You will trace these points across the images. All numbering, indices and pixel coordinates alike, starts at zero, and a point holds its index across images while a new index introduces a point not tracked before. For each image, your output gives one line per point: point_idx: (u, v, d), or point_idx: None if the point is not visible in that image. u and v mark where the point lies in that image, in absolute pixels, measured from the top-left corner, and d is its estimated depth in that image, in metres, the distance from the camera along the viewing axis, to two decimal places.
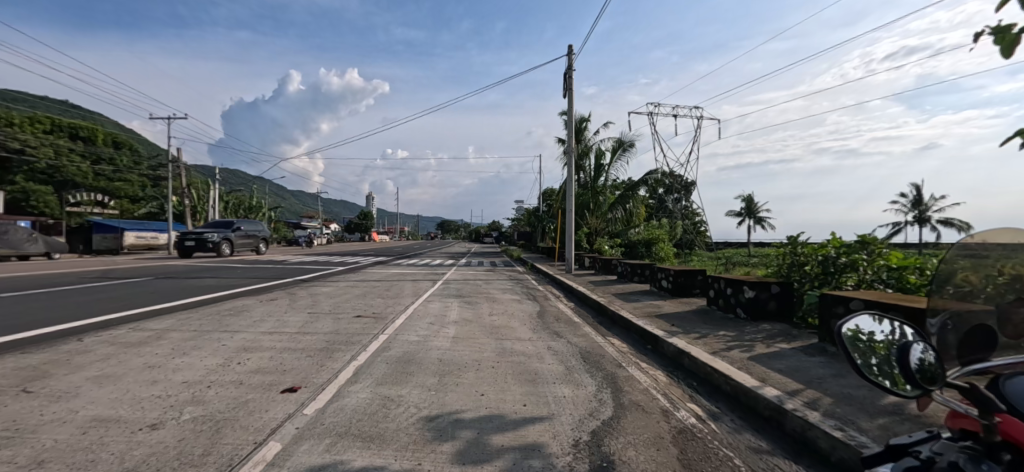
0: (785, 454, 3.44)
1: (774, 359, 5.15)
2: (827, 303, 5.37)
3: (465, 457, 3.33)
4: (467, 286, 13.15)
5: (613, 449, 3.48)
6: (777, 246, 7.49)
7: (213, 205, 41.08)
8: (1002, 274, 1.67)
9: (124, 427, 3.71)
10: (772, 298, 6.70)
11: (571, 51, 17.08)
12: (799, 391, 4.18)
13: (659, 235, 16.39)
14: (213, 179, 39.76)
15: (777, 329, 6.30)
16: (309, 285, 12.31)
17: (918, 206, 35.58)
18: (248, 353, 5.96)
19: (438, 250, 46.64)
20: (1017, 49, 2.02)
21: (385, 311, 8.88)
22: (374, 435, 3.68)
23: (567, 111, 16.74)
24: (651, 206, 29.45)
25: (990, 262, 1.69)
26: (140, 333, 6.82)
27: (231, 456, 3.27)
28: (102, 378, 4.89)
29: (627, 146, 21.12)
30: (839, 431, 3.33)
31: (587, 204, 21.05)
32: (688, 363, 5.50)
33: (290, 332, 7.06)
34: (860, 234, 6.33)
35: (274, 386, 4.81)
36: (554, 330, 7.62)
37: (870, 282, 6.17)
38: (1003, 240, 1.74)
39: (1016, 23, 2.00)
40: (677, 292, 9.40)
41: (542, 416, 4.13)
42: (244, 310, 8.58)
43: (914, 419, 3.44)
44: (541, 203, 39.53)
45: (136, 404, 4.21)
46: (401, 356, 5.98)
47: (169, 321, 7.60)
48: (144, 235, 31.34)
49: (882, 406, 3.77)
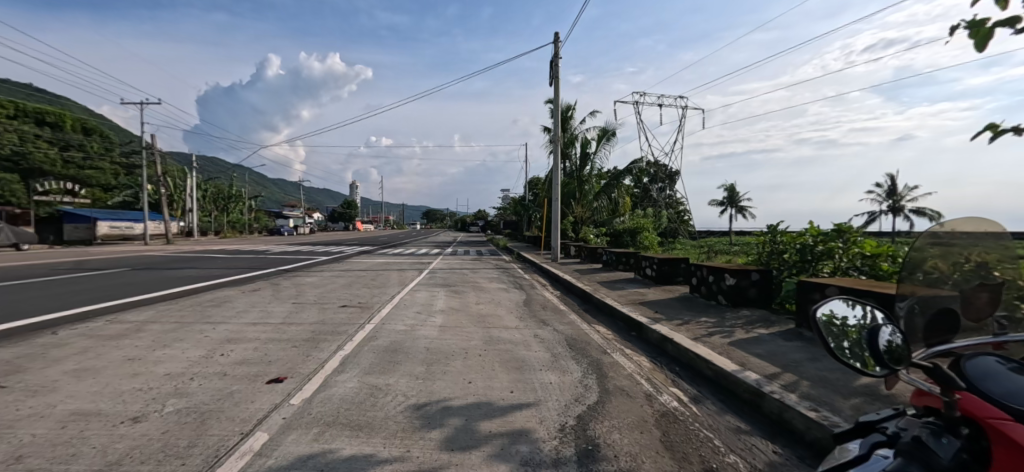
0: (763, 433, 3.60)
1: (753, 344, 5.31)
2: (804, 290, 5.55)
3: (454, 443, 3.40)
4: (453, 276, 13.08)
5: (598, 432, 3.59)
6: (758, 234, 7.68)
7: (191, 193, 40.08)
8: (968, 262, 1.82)
9: (104, 421, 3.67)
10: (753, 285, 6.84)
11: (558, 38, 16.90)
12: (776, 375, 4.34)
13: (644, 224, 16.53)
14: (189, 167, 38.73)
15: (757, 315, 6.47)
16: (292, 276, 12.12)
17: (894, 195, 36.32)
18: (232, 345, 5.90)
19: (410, 246, 30.07)
20: (990, 42, 2.14)
21: (370, 301, 8.77)
22: (363, 424, 3.72)
23: (554, 99, 16.66)
24: (636, 195, 29.94)
25: (959, 251, 1.83)
26: (117, 325, 6.69)
27: (218, 447, 3.27)
28: (81, 371, 4.82)
29: (612, 134, 21.17)
30: (814, 411, 3.49)
31: (573, 193, 21.37)
32: (671, 348, 5.63)
33: (275, 323, 6.98)
34: (837, 223, 6.49)
35: (259, 377, 4.80)
36: (541, 318, 7.69)
37: (845, 269, 6.37)
38: (966, 230, 1.89)
39: (990, 18, 2.13)
40: (662, 280, 9.53)
41: (529, 402, 4.22)
42: (226, 301, 8.44)
43: (884, 399, 3.63)
44: (528, 192, 39.66)
45: (117, 397, 4.16)
46: (388, 345, 5.98)
47: (147, 313, 7.45)
48: (118, 224, 32.52)
49: (854, 387, 3.95)
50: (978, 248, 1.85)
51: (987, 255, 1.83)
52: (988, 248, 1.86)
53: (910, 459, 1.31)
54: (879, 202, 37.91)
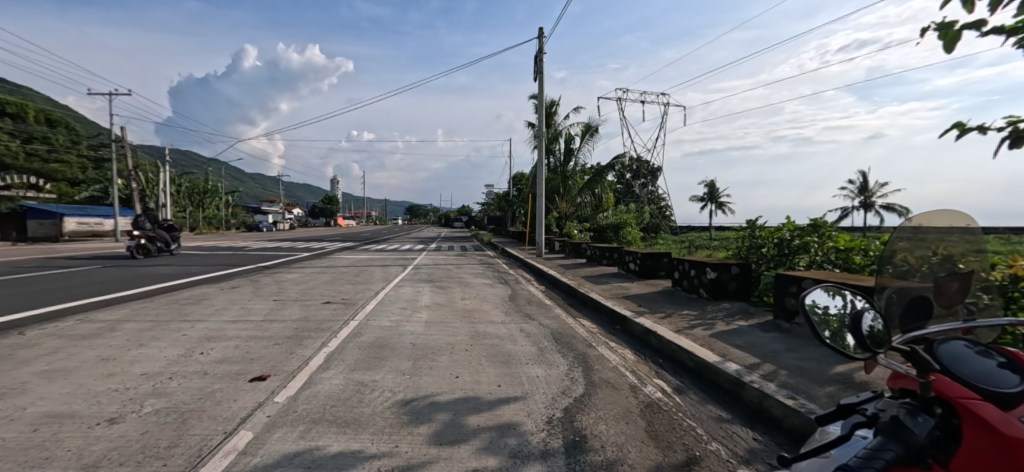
0: (742, 421, 3.73)
1: (733, 336, 5.47)
2: (781, 283, 5.73)
3: (442, 438, 3.42)
4: (438, 271, 13.05)
5: (585, 424, 3.66)
6: (738, 229, 7.88)
7: (164, 188, 38.79)
8: (934, 256, 1.97)
9: (79, 423, 3.57)
10: (733, 278, 7.03)
11: (543, 33, 16.89)
12: (756, 365, 4.49)
13: (627, 219, 16.74)
14: (161, 161, 37.49)
15: (736, 308, 6.66)
16: (272, 272, 11.90)
17: (865, 192, 37.64)
18: (212, 343, 5.79)
19: (393, 242, 29.83)
20: (957, 44, 2.27)
21: (354, 297, 8.68)
22: (350, 420, 3.70)
23: (538, 94, 16.63)
24: (618, 191, 30.31)
25: (927, 246, 1.98)
26: (90, 324, 6.48)
27: (200, 447, 3.23)
28: (52, 372, 4.66)
29: (596, 130, 21.32)
30: (791, 399, 3.63)
31: (558, 188, 21.48)
32: (654, 341, 5.76)
33: (256, 321, 6.86)
34: (812, 218, 6.70)
35: (241, 375, 4.72)
36: (526, 312, 7.76)
37: (820, 263, 6.58)
38: (932, 223, 2.03)
39: (957, 21, 2.25)
40: (644, 274, 9.70)
41: (516, 395, 4.27)
42: (205, 299, 8.25)
43: (856, 386, 3.80)
44: (512, 187, 39.66)
45: (92, 399, 4.04)
46: (374, 341, 5.94)
47: (121, 312, 7.23)
48: (86, 220, 31.27)
49: (829, 375, 4.12)
50: (943, 242, 2.02)
51: (950, 249, 2.00)
52: (949, 242, 2.03)
53: (889, 438, 1.38)
54: (851, 199, 39.22)
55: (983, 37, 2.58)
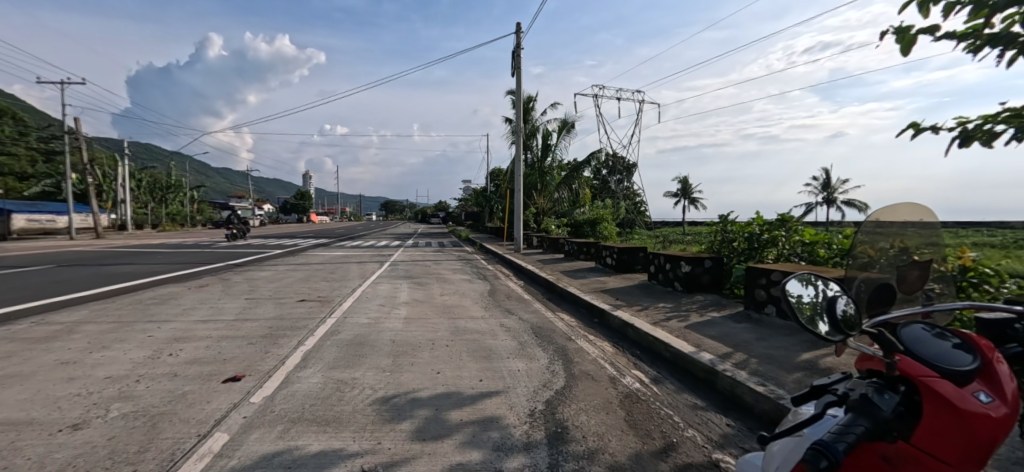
0: (716, 408, 3.88)
1: (707, 327, 5.67)
2: (752, 275, 5.97)
3: (425, 433, 3.44)
4: (416, 268, 12.95)
5: (566, 415, 3.74)
6: (710, 224, 8.13)
7: (122, 183, 36.90)
8: (893, 248, 2.08)
9: (39, 430, 3.41)
10: (706, 271, 7.26)
11: (520, 28, 16.89)
12: (728, 354, 4.68)
13: (604, 215, 16.99)
14: (119, 154, 35.64)
15: (709, 300, 6.89)
16: (243, 270, 11.55)
17: (828, 189, 39.35)
18: (181, 344, 5.60)
19: (370, 238, 29.33)
20: (913, 48, 2.42)
21: (331, 294, 8.54)
22: (330, 419, 3.66)
23: (516, 90, 16.64)
24: (595, 187, 30.74)
25: (887, 239, 2.09)
26: (46, 327, 6.16)
27: (173, 451, 3.14)
28: (7, 378, 4.42)
29: (572, 126, 21.50)
30: (761, 386, 3.81)
31: (535, 184, 21.58)
32: (632, 333, 5.91)
33: (228, 320, 6.66)
34: (780, 213, 6.98)
35: (214, 376, 4.60)
36: (506, 307, 7.81)
37: (787, 256, 6.87)
38: (891, 218, 2.14)
39: (913, 26, 2.40)
40: (621, 269, 9.89)
41: (497, 389, 4.31)
42: (171, 298, 7.95)
43: (821, 372, 4.01)
44: (490, 183, 39.60)
45: (52, 404, 3.86)
46: (353, 339, 5.87)
47: (80, 313, 6.89)
48: (37, 217, 29.50)
49: (796, 362, 4.33)
50: (904, 234, 2.12)
51: (909, 241, 2.09)
52: (910, 233, 2.12)
53: (857, 413, 1.43)
54: (815, 194, 40.93)
55: (937, 41, 2.77)
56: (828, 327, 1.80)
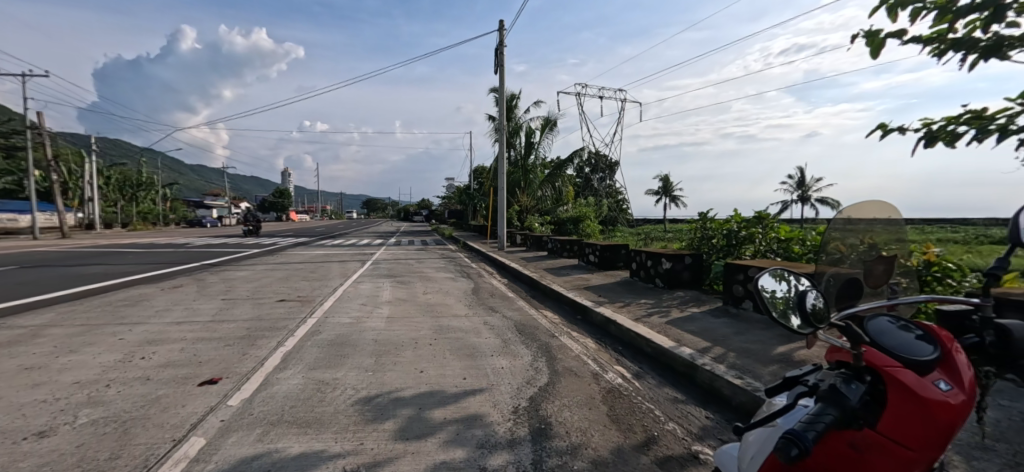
0: (695, 402, 3.96)
1: (687, 322, 5.77)
2: (730, 271, 6.10)
3: (408, 433, 3.43)
4: (398, 266, 12.86)
5: (549, 412, 3.77)
6: (690, 221, 8.27)
7: (90, 181, 35.61)
8: (862, 244, 2.18)
9: (3, 438, 3.29)
10: (686, 268, 7.38)
11: (502, 26, 16.85)
12: (707, 349, 4.77)
13: (586, 213, 17.10)
14: (87, 151, 34.39)
15: (689, 296, 7.01)
16: (220, 271, 11.29)
17: (804, 187, 40.32)
18: (154, 347, 5.46)
19: (352, 236, 28.98)
20: (881, 51, 2.50)
21: (311, 294, 8.42)
22: (311, 420, 3.63)
23: (499, 87, 16.62)
24: (578, 185, 30.89)
25: (856, 235, 2.19)
26: (10, 331, 5.93)
27: (147, 456, 3.07)
28: None
29: (554, 124, 21.57)
30: (739, 379, 3.91)
31: (518, 182, 21.59)
32: (614, 330, 5.98)
33: (204, 322, 6.52)
34: (757, 210, 7.14)
35: (190, 380, 4.50)
36: (489, 305, 7.81)
37: (764, 252, 7.03)
38: (859, 215, 2.24)
39: (881, 30, 2.48)
40: (604, 266, 9.99)
41: (481, 387, 4.32)
42: (144, 300, 7.73)
43: (795, 364, 4.13)
44: (473, 181, 39.48)
45: (17, 412, 3.73)
46: (334, 339, 5.81)
47: (46, 316, 6.65)
48: None
49: (772, 356, 4.45)
50: (871, 230, 2.21)
51: (877, 236, 2.19)
52: (877, 229, 2.21)
53: (826, 402, 1.47)
54: (791, 192, 41.89)
55: (904, 45, 2.87)
56: (797, 320, 1.86)
